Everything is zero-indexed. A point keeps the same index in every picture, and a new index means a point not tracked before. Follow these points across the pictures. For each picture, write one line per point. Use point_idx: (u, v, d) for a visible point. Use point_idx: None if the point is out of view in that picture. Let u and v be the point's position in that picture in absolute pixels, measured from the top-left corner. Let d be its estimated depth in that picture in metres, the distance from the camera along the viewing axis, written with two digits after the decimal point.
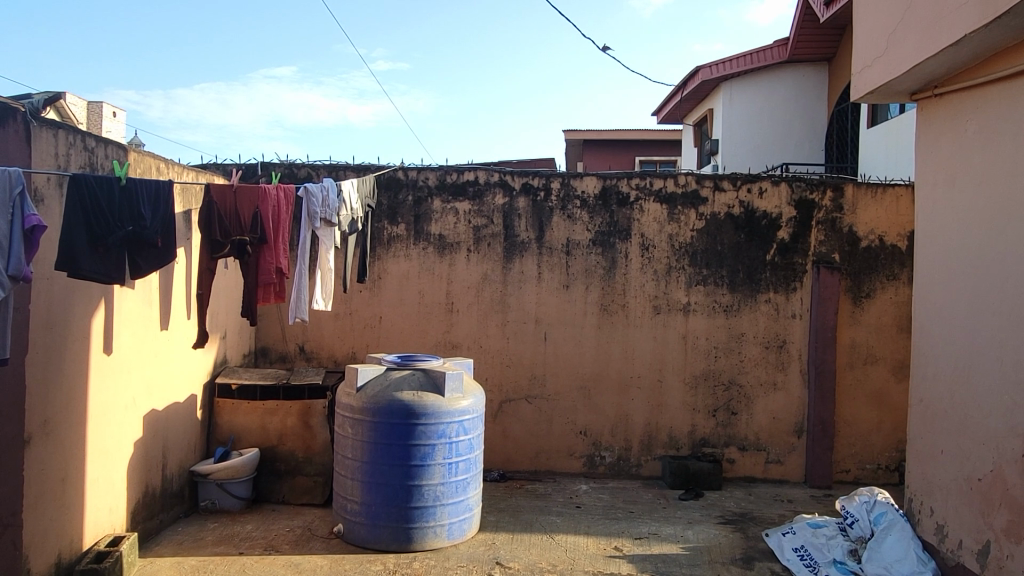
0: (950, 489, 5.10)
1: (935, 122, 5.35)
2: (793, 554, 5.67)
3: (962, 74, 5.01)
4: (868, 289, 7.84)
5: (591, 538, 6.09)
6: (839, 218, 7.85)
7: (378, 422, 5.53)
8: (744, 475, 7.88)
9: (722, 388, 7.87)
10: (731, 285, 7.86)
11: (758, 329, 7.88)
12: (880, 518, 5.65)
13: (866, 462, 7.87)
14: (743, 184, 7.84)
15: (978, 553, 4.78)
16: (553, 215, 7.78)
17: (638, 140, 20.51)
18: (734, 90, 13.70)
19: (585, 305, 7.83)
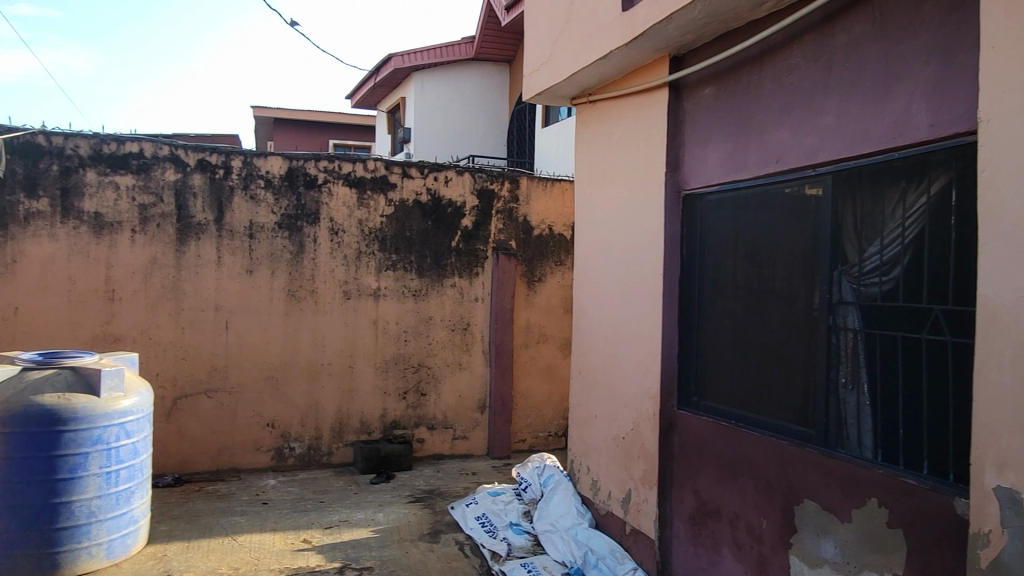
0: (602, 447, 5.86)
1: (590, 126, 6.06)
2: (475, 522, 6.09)
3: (610, 85, 5.74)
4: (539, 273, 8.66)
5: (277, 534, 5.83)
6: (515, 209, 8.51)
7: (9, 433, 4.64)
8: (434, 453, 8.21)
9: (412, 371, 8.09)
10: (420, 270, 8.10)
11: (444, 312, 8.23)
12: (548, 480, 6.35)
13: (539, 431, 8.73)
14: (430, 172, 8.09)
15: (622, 500, 5.56)
16: (233, 194, 7.25)
17: (332, 122, 20.12)
18: (426, 81, 14.03)
19: (270, 291, 7.45)
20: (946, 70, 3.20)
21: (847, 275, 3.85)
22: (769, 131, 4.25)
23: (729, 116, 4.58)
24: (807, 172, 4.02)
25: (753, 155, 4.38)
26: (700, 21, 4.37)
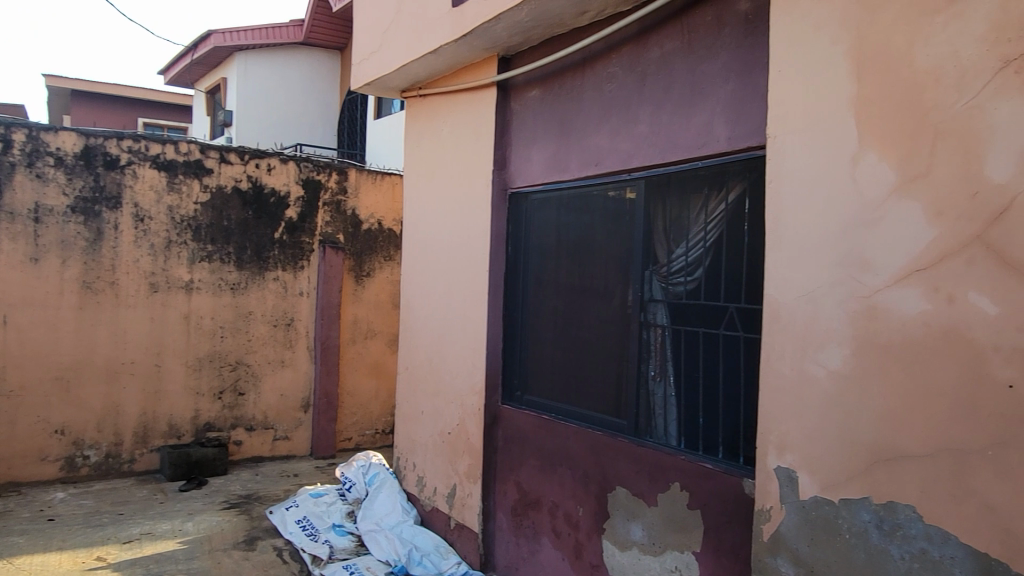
0: (428, 443, 5.84)
1: (420, 120, 6.01)
2: (295, 526, 5.86)
3: (440, 80, 5.72)
4: (368, 268, 8.69)
5: (65, 553, 5.23)
6: (343, 201, 8.48)
7: None
8: (252, 456, 7.95)
9: (229, 369, 7.78)
10: (238, 263, 7.80)
11: (265, 307, 8.00)
12: (374, 478, 6.22)
13: (365, 428, 8.76)
14: (251, 159, 7.82)
15: (447, 495, 5.58)
16: (16, 173, 6.53)
17: (141, 99, 18.44)
18: (249, 62, 13.23)
19: (61, 283, 6.80)
20: (742, 88, 3.50)
21: (657, 275, 4.13)
22: (590, 135, 4.44)
23: (553, 119, 4.73)
24: (622, 176, 4.25)
25: (575, 158, 4.56)
26: (527, 23, 4.46)
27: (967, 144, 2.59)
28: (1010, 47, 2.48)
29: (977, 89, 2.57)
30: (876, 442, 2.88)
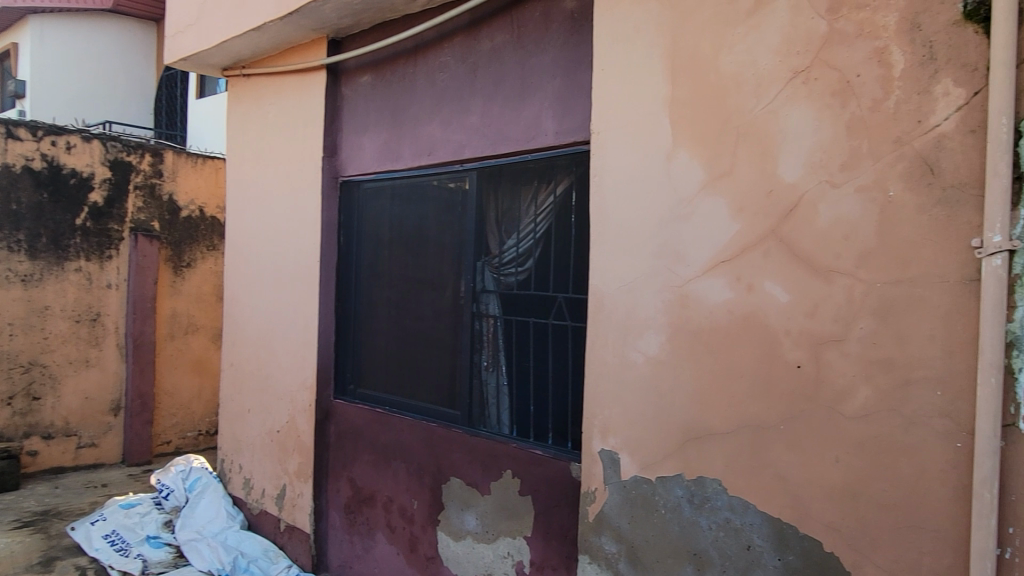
0: (255, 443, 5.54)
1: (243, 101, 5.66)
2: (102, 542, 5.30)
3: (265, 60, 5.42)
4: (188, 259, 8.18)
5: None
6: (158, 185, 7.92)
7: None
8: (51, 468, 7.16)
9: (21, 371, 6.97)
10: (31, 252, 7.00)
11: (65, 301, 7.26)
12: (194, 485, 5.78)
13: (186, 431, 8.20)
14: (46, 135, 7.05)
15: (276, 496, 5.33)
16: None
17: None
18: (47, 28, 11.92)
19: None
20: (568, 85, 3.61)
21: (489, 266, 4.19)
22: (422, 125, 4.39)
23: (386, 107, 4.63)
24: (454, 167, 4.25)
25: (407, 147, 4.49)
26: (357, 6, 4.33)
27: (763, 146, 2.83)
28: (798, 60, 2.74)
29: (771, 97, 2.81)
30: (687, 422, 3.09)
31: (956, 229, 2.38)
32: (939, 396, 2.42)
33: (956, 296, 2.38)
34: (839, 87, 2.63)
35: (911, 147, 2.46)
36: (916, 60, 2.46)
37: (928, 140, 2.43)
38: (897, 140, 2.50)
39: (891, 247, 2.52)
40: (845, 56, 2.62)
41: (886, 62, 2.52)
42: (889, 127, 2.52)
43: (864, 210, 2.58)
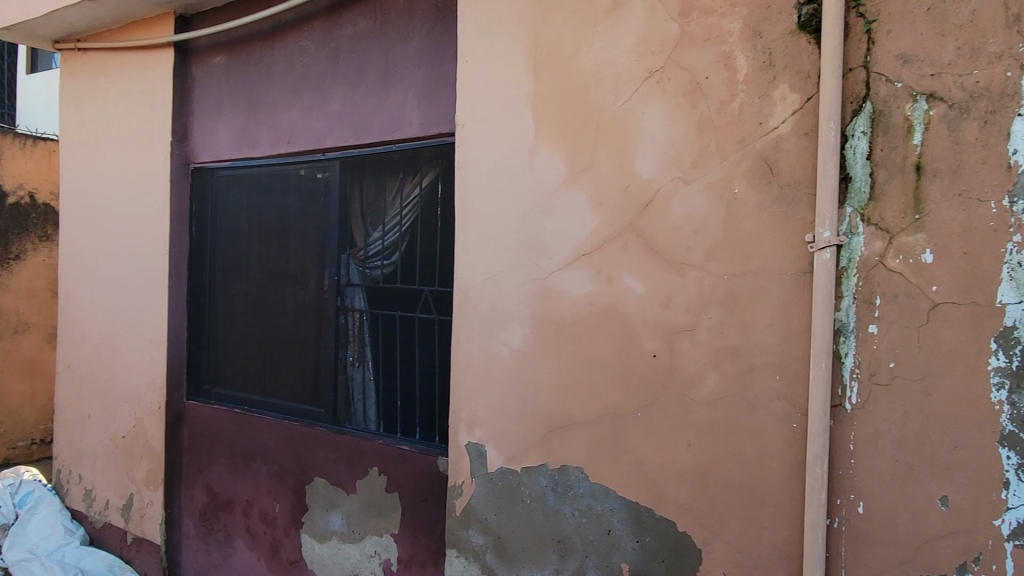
0: (97, 451, 5.10)
1: (79, 78, 5.18)
2: None
3: (105, 35, 4.98)
4: (16, 250, 7.45)
5: None
6: None
7: None
8: None
9: None
10: None
11: None
12: (26, 499, 5.19)
13: (16, 441, 7.50)
14: None
15: (123, 507, 4.94)
16: None
17: None
18: None
19: None
20: (432, 75, 3.57)
21: (354, 259, 4.08)
22: (281, 111, 4.19)
23: (241, 91, 4.39)
24: (315, 157, 4.10)
25: (265, 134, 4.27)
26: None
27: (621, 143, 2.92)
28: (653, 60, 2.84)
29: (628, 95, 2.90)
30: (550, 412, 3.15)
31: (792, 225, 2.56)
32: (778, 380, 2.60)
33: (792, 287, 2.57)
34: (690, 88, 2.75)
35: (754, 147, 2.63)
36: (758, 65, 2.62)
37: (768, 141, 2.60)
38: (741, 140, 2.65)
39: (736, 241, 2.67)
40: (695, 58, 2.74)
41: (731, 66, 2.67)
42: (734, 128, 2.67)
43: (712, 206, 2.72)
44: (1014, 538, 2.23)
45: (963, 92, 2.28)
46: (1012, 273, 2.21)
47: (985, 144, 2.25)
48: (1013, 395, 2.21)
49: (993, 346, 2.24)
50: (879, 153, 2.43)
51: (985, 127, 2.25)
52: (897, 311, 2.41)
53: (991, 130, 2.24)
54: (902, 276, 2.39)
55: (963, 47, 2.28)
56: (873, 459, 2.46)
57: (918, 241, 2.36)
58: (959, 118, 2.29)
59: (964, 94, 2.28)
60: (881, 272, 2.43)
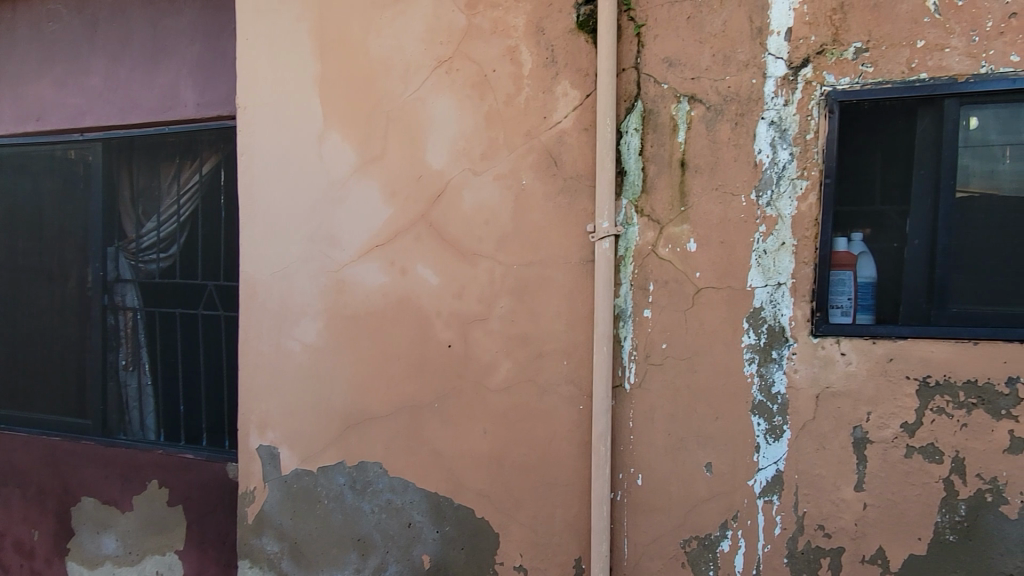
0: None
1: None
2: None
3: None
4: None
5: None
6: None
7: None
8: None
9: None
10: None
11: None
12: None
13: None
14: None
15: None
16: None
17: None
18: None
19: None
20: (210, 53, 3.31)
21: (124, 252, 3.68)
22: (28, 84, 3.68)
23: None
24: (72, 137, 3.63)
25: (8, 110, 3.73)
26: None
27: (412, 133, 2.88)
28: (441, 50, 2.82)
29: (418, 85, 2.86)
30: (346, 409, 3.05)
31: (575, 216, 2.69)
32: (565, 365, 2.73)
33: (576, 276, 2.70)
34: (478, 80, 2.78)
35: (539, 141, 2.72)
36: (541, 61, 2.70)
37: (552, 135, 2.70)
38: (528, 133, 2.73)
39: (525, 232, 2.75)
40: (482, 51, 2.77)
41: (516, 60, 2.73)
42: (520, 121, 2.74)
43: (501, 197, 2.77)
44: (764, 495, 2.55)
45: (718, 95, 2.51)
46: (759, 259, 2.49)
47: (736, 143, 2.50)
48: (762, 368, 2.51)
49: (745, 326, 2.52)
50: (649, 149, 2.61)
51: (736, 128, 2.50)
52: (667, 296, 2.61)
53: (740, 131, 2.49)
54: (671, 263, 2.60)
55: (717, 54, 2.51)
56: (649, 433, 2.66)
57: (683, 231, 2.57)
58: (715, 119, 2.52)
59: (718, 98, 2.51)
60: (653, 260, 2.62)
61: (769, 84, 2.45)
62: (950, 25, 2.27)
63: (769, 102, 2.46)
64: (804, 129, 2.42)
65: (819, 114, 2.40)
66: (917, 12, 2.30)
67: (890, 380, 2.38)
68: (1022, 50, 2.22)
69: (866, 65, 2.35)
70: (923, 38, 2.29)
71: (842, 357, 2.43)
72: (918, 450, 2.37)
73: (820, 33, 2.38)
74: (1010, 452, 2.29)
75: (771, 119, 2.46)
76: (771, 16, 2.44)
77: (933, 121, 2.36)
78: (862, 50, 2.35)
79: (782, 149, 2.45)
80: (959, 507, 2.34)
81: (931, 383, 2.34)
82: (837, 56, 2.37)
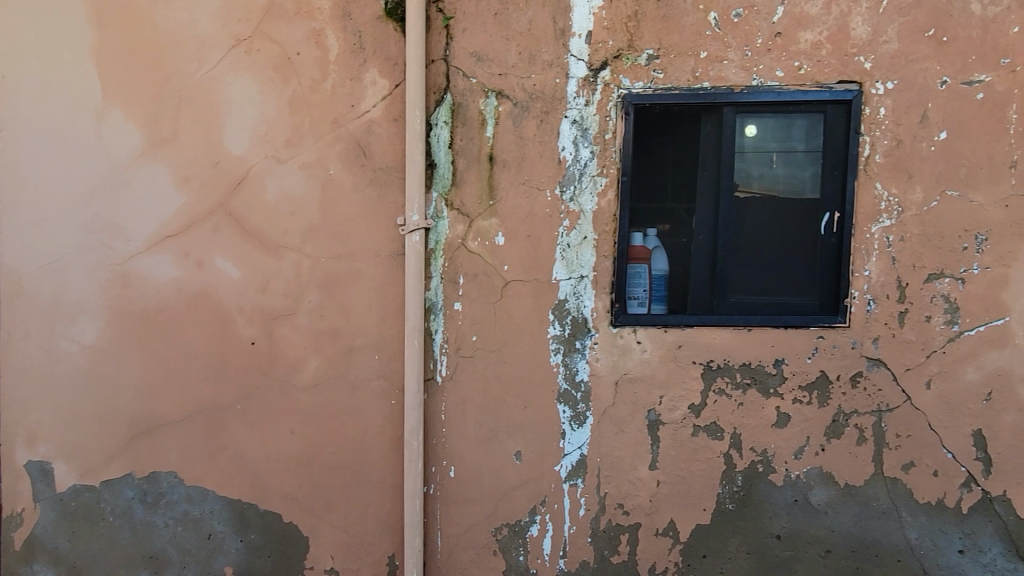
0: None
1: None
2: None
3: None
4: None
5: None
6: None
7: None
8: None
9: None
10: None
11: None
12: None
13: None
14: None
15: None
16: None
17: None
18: None
19: None
20: None
21: None
22: None
23: None
24: None
25: None
26: None
27: (207, 114, 2.67)
28: (240, 28, 2.64)
29: (213, 63, 2.66)
30: (133, 415, 2.78)
31: (385, 208, 2.64)
32: (376, 360, 2.67)
33: (386, 269, 2.65)
34: (281, 63, 2.63)
35: (347, 130, 2.63)
36: (347, 47, 2.61)
37: (360, 124, 2.63)
38: (334, 121, 2.63)
39: (333, 223, 2.65)
40: (284, 32, 2.63)
41: (322, 44, 2.62)
42: (327, 108, 2.63)
43: (307, 186, 2.65)
44: (569, 479, 2.65)
45: (524, 92, 2.57)
46: (563, 253, 2.58)
47: (541, 140, 2.57)
48: (566, 357, 2.61)
49: (551, 317, 2.61)
50: (458, 142, 2.61)
51: (541, 125, 2.57)
52: (477, 289, 2.63)
53: (545, 129, 2.57)
54: (480, 256, 2.62)
55: (523, 52, 2.56)
56: (460, 425, 2.67)
57: (492, 225, 2.61)
58: (521, 115, 2.57)
59: (525, 94, 2.57)
60: (463, 253, 2.63)
61: (571, 84, 2.55)
62: (728, 39, 2.48)
63: (571, 101, 2.55)
64: (603, 129, 2.54)
65: (616, 116, 2.54)
66: (701, 25, 2.48)
67: (679, 365, 2.57)
68: (786, 66, 2.47)
69: (657, 71, 2.51)
70: (706, 50, 2.49)
71: (638, 345, 2.59)
72: (702, 428, 2.58)
73: (617, 38, 2.52)
74: (777, 426, 2.56)
75: (573, 118, 2.55)
76: (573, 18, 2.54)
77: (714, 127, 2.57)
78: (654, 57, 2.51)
79: (583, 147, 2.55)
80: (736, 478, 2.59)
81: (713, 366, 2.56)
82: (632, 61, 2.52)
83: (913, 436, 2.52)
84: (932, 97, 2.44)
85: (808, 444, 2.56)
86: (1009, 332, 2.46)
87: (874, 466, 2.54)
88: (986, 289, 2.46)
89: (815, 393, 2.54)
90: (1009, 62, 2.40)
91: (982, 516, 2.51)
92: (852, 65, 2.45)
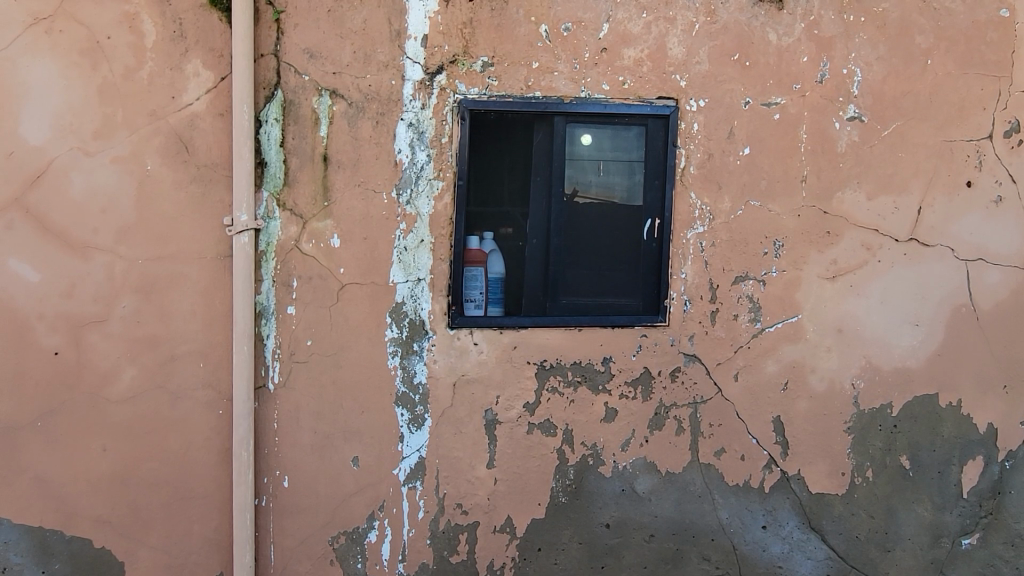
0: None
1: None
2: None
3: None
4: None
5: None
6: None
7: None
8: None
9: None
10: None
11: None
12: None
13: None
14: None
15: None
16: None
17: None
18: None
19: None
20: None
21: None
22: None
23: None
24: None
25: None
26: None
27: None
28: (38, 5, 2.37)
29: (5, 42, 2.36)
30: None
31: (210, 207, 2.50)
32: (202, 368, 2.52)
33: (211, 272, 2.50)
34: (88, 46, 2.40)
35: (166, 123, 2.46)
36: (166, 34, 2.44)
37: (181, 117, 2.47)
38: (151, 113, 2.45)
39: (150, 223, 2.46)
40: (92, 13, 2.39)
41: (136, 29, 2.42)
42: (143, 98, 2.44)
43: (120, 182, 2.44)
44: (408, 482, 2.64)
45: (359, 92, 2.53)
46: (400, 256, 2.57)
47: (377, 142, 2.55)
48: (404, 360, 2.60)
49: (388, 320, 2.59)
50: (290, 141, 2.52)
51: (376, 127, 2.54)
52: (311, 292, 2.56)
53: (381, 130, 2.55)
54: (314, 258, 2.55)
55: (357, 51, 2.52)
56: (294, 433, 2.58)
57: (327, 226, 2.54)
58: (356, 115, 2.53)
59: (359, 95, 2.53)
60: (296, 256, 2.54)
61: (408, 86, 2.54)
62: (558, 51, 2.59)
63: (408, 104, 2.55)
64: (439, 133, 2.56)
65: (452, 119, 2.57)
66: (532, 36, 2.57)
67: (514, 365, 2.65)
68: (610, 81, 2.62)
69: (491, 79, 2.57)
70: (537, 61, 2.58)
71: (475, 346, 2.63)
72: (537, 426, 2.67)
73: (451, 44, 2.55)
74: (605, 421, 2.70)
75: (409, 121, 2.55)
76: (408, 21, 2.53)
77: (547, 135, 2.67)
78: (488, 65, 2.56)
79: (420, 150, 2.56)
80: (568, 472, 2.70)
81: (547, 366, 2.66)
82: (467, 67, 2.56)
83: (723, 424, 2.75)
84: (737, 115, 2.68)
85: (633, 436, 2.72)
86: (801, 328, 2.76)
87: (690, 453, 2.75)
88: (782, 290, 2.75)
89: (639, 387, 2.71)
90: (800, 87, 2.70)
91: (781, 493, 2.80)
92: (669, 83, 2.64)
